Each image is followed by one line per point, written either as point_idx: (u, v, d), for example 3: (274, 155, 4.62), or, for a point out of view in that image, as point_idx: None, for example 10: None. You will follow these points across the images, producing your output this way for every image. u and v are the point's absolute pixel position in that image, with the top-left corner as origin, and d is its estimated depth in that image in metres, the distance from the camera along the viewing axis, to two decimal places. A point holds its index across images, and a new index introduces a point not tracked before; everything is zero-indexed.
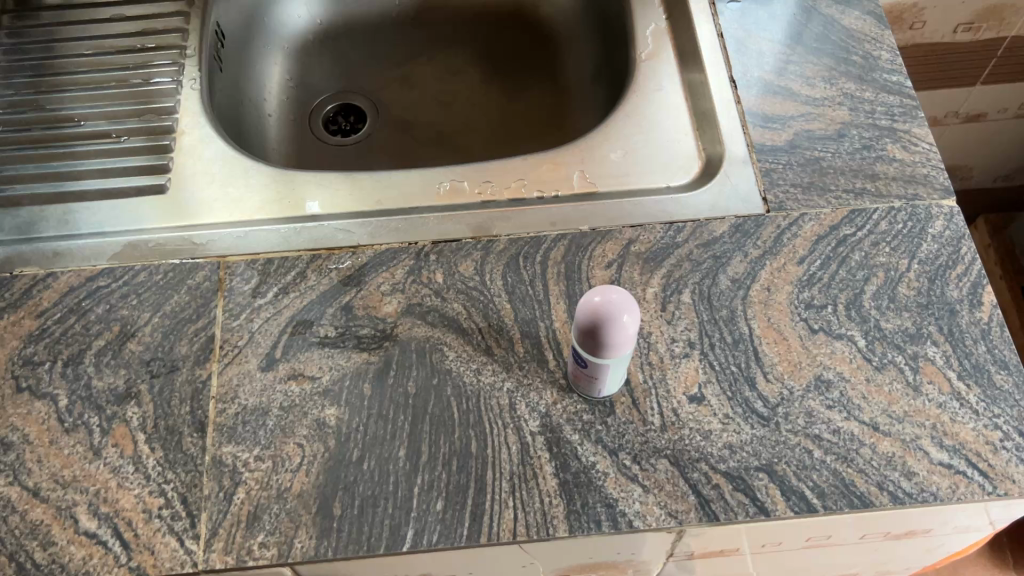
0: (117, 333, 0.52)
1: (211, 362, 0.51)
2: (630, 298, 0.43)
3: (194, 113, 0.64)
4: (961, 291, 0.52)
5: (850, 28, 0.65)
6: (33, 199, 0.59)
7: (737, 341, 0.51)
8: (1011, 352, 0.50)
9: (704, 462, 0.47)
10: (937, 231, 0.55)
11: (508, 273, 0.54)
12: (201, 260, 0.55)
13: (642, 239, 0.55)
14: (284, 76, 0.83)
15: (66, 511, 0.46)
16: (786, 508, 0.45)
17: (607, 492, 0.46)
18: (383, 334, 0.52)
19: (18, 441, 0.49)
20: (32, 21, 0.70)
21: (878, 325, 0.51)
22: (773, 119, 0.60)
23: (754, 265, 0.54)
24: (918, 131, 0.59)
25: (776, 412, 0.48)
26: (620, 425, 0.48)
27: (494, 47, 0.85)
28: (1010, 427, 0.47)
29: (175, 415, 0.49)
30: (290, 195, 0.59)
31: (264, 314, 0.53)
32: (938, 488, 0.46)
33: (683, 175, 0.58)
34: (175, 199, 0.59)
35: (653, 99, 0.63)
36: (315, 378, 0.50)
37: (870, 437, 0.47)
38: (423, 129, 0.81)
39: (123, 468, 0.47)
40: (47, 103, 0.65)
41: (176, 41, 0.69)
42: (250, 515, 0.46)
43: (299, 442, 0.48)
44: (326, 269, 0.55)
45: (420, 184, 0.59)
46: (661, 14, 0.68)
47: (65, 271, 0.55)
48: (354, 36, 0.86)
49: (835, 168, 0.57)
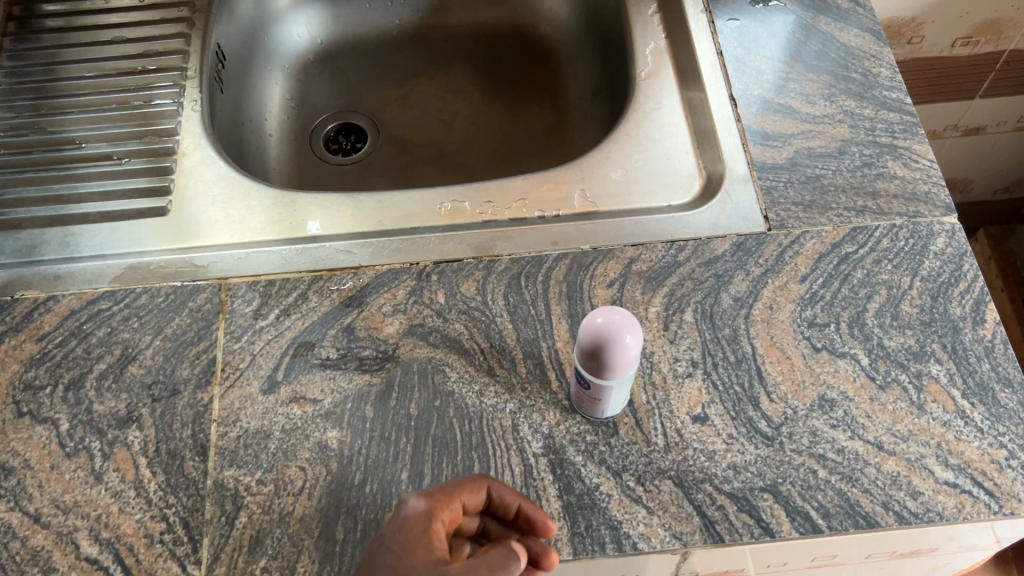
0: (118, 357, 0.52)
1: (212, 386, 0.51)
2: (633, 319, 0.43)
3: (195, 135, 0.64)
4: (964, 309, 0.52)
5: (849, 46, 0.65)
6: (34, 222, 0.60)
7: (740, 360, 0.51)
8: (1014, 370, 0.50)
9: (708, 483, 0.46)
10: (939, 248, 0.55)
11: (510, 293, 0.54)
12: (202, 283, 0.55)
13: (644, 258, 0.55)
14: (284, 95, 0.83)
15: (67, 536, 0.46)
16: (791, 529, 0.45)
17: (611, 514, 0.46)
18: (385, 356, 0.52)
19: (18, 466, 0.48)
20: (33, 44, 0.71)
21: (881, 344, 0.51)
22: (773, 137, 0.60)
23: (757, 284, 0.53)
24: (918, 148, 0.59)
25: (780, 431, 0.48)
26: (624, 446, 0.48)
27: (494, 65, 0.86)
28: (1015, 445, 0.47)
29: (176, 438, 0.49)
30: (291, 216, 0.59)
31: (266, 336, 0.53)
32: (944, 508, 0.45)
33: (683, 193, 0.58)
34: (176, 221, 0.59)
35: (653, 116, 0.63)
36: (317, 401, 0.50)
37: (874, 456, 0.47)
38: (423, 146, 0.81)
39: (124, 492, 0.47)
40: (48, 125, 0.65)
41: (178, 63, 0.69)
42: (253, 539, 0.46)
43: (301, 465, 0.48)
44: (327, 290, 0.55)
45: (421, 204, 0.59)
46: (661, 32, 0.68)
47: (66, 293, 0.55)
48: (353, 57, 0.87)
49: (836, 185, 0.57)
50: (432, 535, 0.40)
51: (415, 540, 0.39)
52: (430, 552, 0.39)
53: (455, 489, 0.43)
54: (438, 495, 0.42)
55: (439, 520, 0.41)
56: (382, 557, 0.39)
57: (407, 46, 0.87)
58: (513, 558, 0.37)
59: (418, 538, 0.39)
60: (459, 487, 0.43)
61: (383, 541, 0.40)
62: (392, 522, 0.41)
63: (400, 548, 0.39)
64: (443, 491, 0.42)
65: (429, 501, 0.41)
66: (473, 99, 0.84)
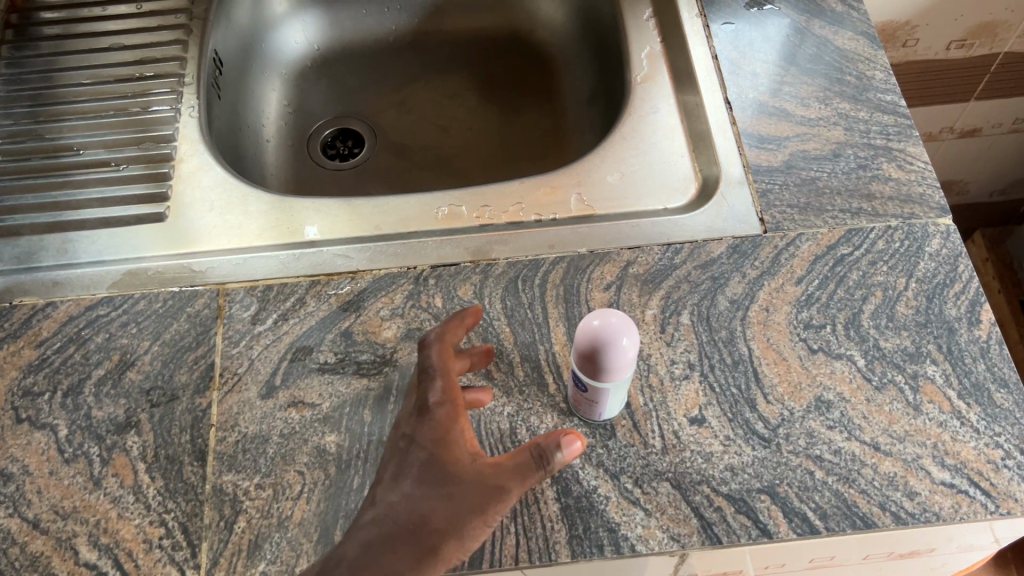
0: (116, 362, 0.52)
1: (210, 391, 0.51)
2: (629, 322, 0.44)
3: (193, 141, 0.64)
4: (959, 309, 0.52)
5: (843, 49, 0.65)
6: (33, 229, 0.60)
7: (736, 361, 0.51)
8: (1010, 371, 0.50)
9: (706, 485, 0.47)
10: (934, 249, 0.55)
11: (507, 297, 0.54)
12: (200, 289, 0.56)
13: (641, 261, 0.55)
14: (282, 101, 0.84)
15: (67, 542, 0.46)
16: (788, 530, 0.45)
17: (608, 516, 0.46)
18: (382, 360, 0.52)
19: (17, 472, 0.48)
20: (32, 52, 0.71)
21: (878, 345, 0.51)
22: (768, 140, 0.60)
23: (753, 286, 0.54)
24: (912, 150, 0.59)
25: (777, 433, 0.48)
26: (621, 448, 0.48)
27: (490, 71, 0.86)
28: (1012, 445, 0.47)
29: (175, 443, 0.49)
30: (289, 221, 0.59)
31: (264, 341, 0.53)
32: (941, 508, 0.46)
33: (679, 196, 0.59)
34: (175, 227, 0.59)
35: (649, 120, 0.63)
36: (315, 405, 0.50)
37: (871, 457, 0.47)
38: (420, 151, 0.81)
39: (123, 497, 0.47)
40: (46, 132, 0.65)
41: (175, 69, 0.69)
42: (251, 543, 0.46)
43: (300, 470, 0.48)
44: (325, 294, 0.55)
45: (418, 208, 0.59)
46: (656, 36, 0.69)
47: (65, 299, 0.55)
48: (351, 63, 0.87)
49: (831, 187, 0.58)
50: (458, 428, 0.43)
51: (443, 435, 0.42)
52: (461, 446, 0.42)
53: (449, 368, 0.45)
54: (446, 381, 0.45)
55: (460, 410, 0.44)
56: (416, 453, 0.42)
57: (404, 51, 0.87)
58: (549, 458, 0.40)
59: (446, 432, 0.42)
60: (445, 361, 0.46)
61: (415, 439, 0.43)
62: (419, 419, 0.44)
63: (432, 445, 0.42)
64: (450, 377, 0.45)
65: (444, 392, 0.44)
66: (470, 104, 0.84)
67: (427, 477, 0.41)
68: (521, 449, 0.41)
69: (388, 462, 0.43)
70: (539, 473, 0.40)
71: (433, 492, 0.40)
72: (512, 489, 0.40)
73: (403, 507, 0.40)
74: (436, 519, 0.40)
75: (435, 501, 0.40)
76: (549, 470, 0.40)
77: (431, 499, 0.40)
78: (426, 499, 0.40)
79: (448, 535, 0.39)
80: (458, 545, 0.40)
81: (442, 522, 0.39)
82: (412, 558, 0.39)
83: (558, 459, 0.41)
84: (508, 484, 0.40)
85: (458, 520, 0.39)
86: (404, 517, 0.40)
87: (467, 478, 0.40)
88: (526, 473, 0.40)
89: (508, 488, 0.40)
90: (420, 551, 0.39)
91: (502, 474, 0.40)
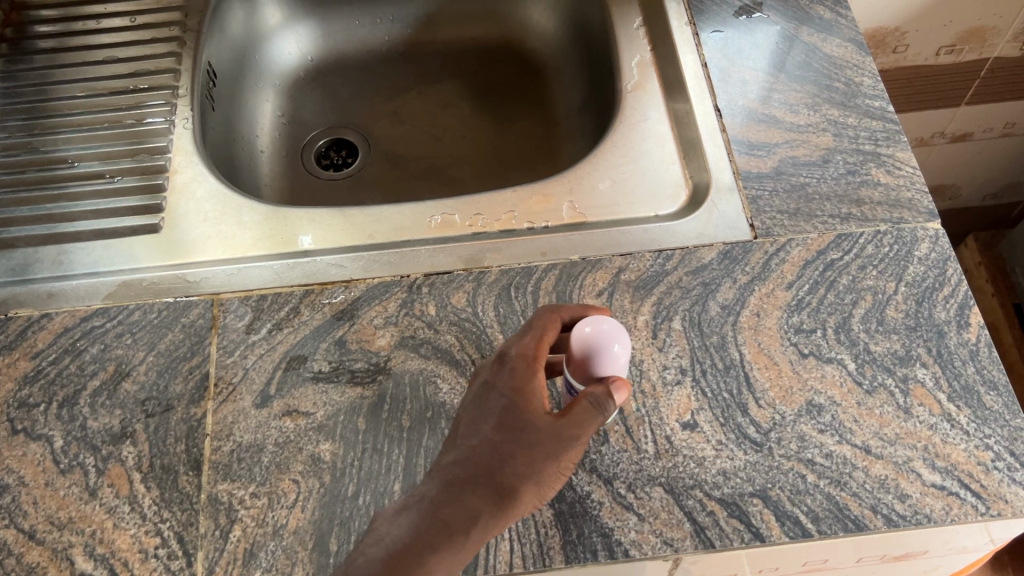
0: (112, 373, 0.53)
1: (205, 400, 0.51)
2: (620, 329, 0.45)
3: (187, 152, 0.64)
4: (949, 313, 0.53)
5: (832, 56, 0.66)
6: (28, 241, 0.60)
7: (728, 367, 0.51)
8: (999, 373, 0.50)
9: (698, 489, 0.47)
10: (923, 253, 0.55)
11: (500, 304, 0.54)
12: (194, 299, 0.56)
13: (633, 268, 0.56)
14: (275, 112, 0.84)
15: (63, 553, 0.46)
16: (780, 533, 0.45)
17: (602, 522, 0.46)
18: (376, 368, 0.52)
19: (12, 484, 0.49)
20: (26, 65, 0.71)
21: (868, 349, 0.51)
22: (758, 146, 0.61)
23: (743, 292, 0.54)
24: (901, 155, 0.60)
25: (768, 437, 0.48)
26: (614, 453, 0.48)
27: (483, 80, 0.86)
28: (1001, 447, 0.48)
29: (170, 453, 0.49)
30: (282, 231, 0.59)
31: (258, 350, 0.53)
32: (931, 510, 0.46)
33: (671, 203, 0.59)
34: (169, 238, 0.59)
35: (640, 128, 0.64)
36: (310, 414, 0.51)
37: (862, 460, 0.47)
38: (414, 161, 0.82)
39: (118, 508, 0.47)
40: (40, 145, 0.65)
41: (169, 80, 0.69)
42: (247, 552, 0.46)
43: (295, 478, 0.48)
44: (319, 303, 0.55)
45: (412, 217, 0.59)
46: (646, 44, 0.69)
47: (59, 311, 0.56)
48: (344, 74, 0.88)
49: (821, 193, 0.58)
50: (536, 378, 0.45)
51: (523, 384, 0.44)
52: (538, 398, 0.44)
53: (545, 329, 0.47)
54: (534, 339, 0.47)
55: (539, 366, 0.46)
56: (496, 400, 0.44)
57: (398, 62, 0.88)
58: (607, 404, 0.44)
59: (525, 381, 0.44)
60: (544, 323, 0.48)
61: (495, 385, 0.45)
62: (499, 367, 0.46)
63: (512, 394, 0.44)
64: (535, 329, 0.47)
65: (531, 347, 0.46)
66: (463, 113, 0.85)
67: (506, 423, 0.43)
68: (581, 395, 0.44)
69: (464, 409, 0.45)
70: (600, 418, 0.44)
71: (512, 437, 0.42)
72: (581, 437, 0.43)
73: (483, 450, 0.42)
74: (516, 462, 0.41)
75: (513, 446, 0.42)
76: (606, 416, 0.44)
77: (510, 444, 0.42)
78: (504, 443, 0.42)
79: (525, 479, 0.41)
80: (532, 489, 0.42)
81: (521, 465, 0.41)
82: (492, 497, 0.40)
83: (612, 406, 0.44)
84: (579, 432, 0.43)
85: (538, 463, 0.42)
86: (484, 459, 0.42)
87: (544, 426, 0.43)
88: (592, 421, 0.43)
89: (578, 435, 0.43)
90: (502, 491, 0.41)
91: (573, 422, 0.43)
